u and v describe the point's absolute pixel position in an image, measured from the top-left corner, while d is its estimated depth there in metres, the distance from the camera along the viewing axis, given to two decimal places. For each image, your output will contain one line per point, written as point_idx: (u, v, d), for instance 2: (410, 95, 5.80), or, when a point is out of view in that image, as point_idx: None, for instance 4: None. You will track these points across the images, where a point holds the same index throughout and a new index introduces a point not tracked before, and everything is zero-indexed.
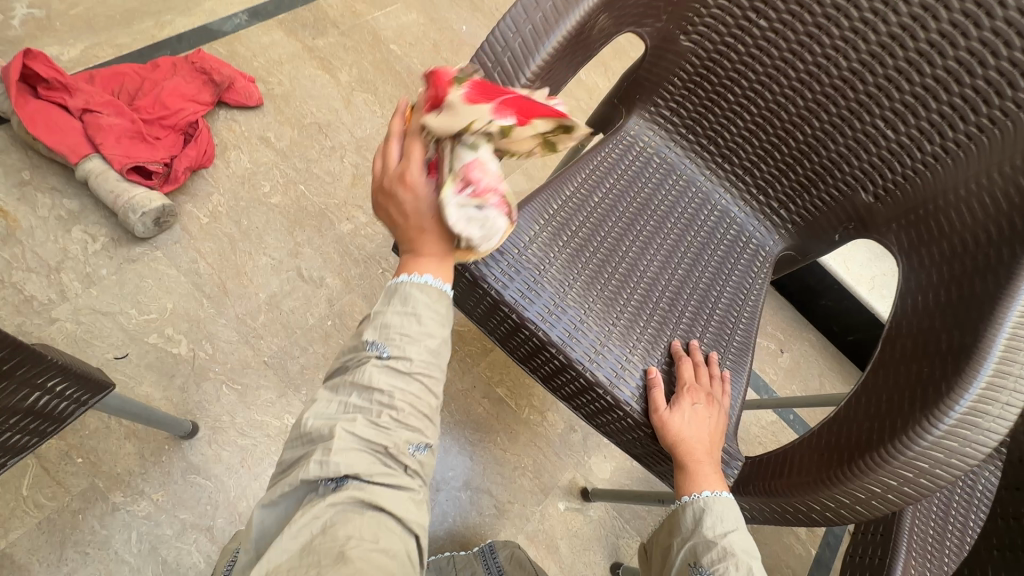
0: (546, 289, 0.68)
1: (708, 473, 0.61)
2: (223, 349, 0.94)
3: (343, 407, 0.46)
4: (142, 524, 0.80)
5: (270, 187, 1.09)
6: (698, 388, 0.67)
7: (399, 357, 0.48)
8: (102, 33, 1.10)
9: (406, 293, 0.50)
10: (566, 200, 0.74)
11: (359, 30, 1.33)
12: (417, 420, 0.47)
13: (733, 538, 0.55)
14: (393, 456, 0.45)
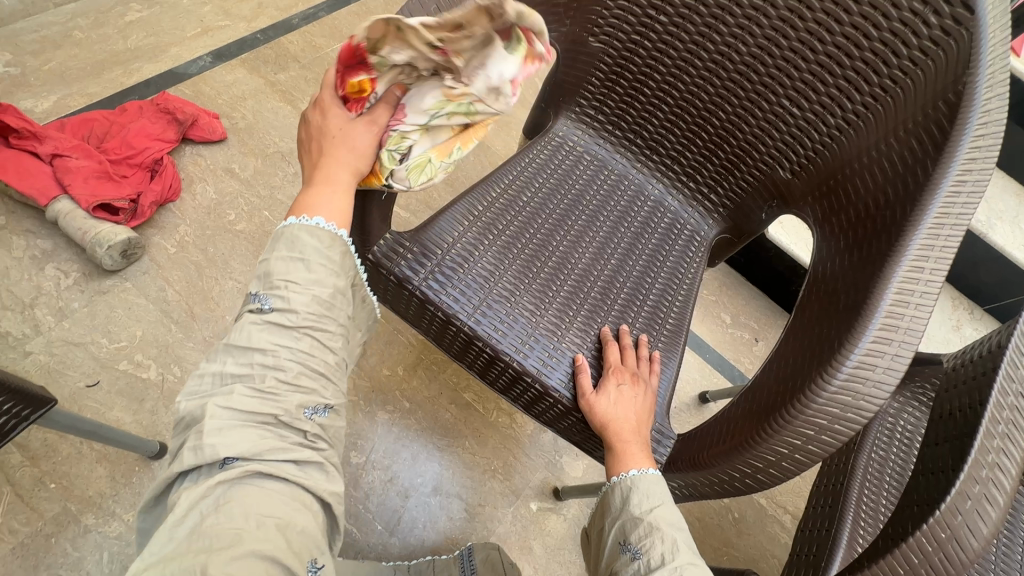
0: (473, 284, 0.71)
1: (633, 450, 0.63)
2: (191, 371, 0.98)
3: (218, 379, 0.46)
4: (112, 544, 0.83)
5: (235, 215, 1.14)
6: (624, 371, 0.69)
7: (282, 309, 0.48)
8: (74, 84, 1.18)
9: (291, 242, 0.51)
10: (493, 201, 0.77)
11: (319, 62, 1.40)
12: (309, 380, 0.48)
13: (659, 512, 0.57)
14: (285, 423, 0.46)
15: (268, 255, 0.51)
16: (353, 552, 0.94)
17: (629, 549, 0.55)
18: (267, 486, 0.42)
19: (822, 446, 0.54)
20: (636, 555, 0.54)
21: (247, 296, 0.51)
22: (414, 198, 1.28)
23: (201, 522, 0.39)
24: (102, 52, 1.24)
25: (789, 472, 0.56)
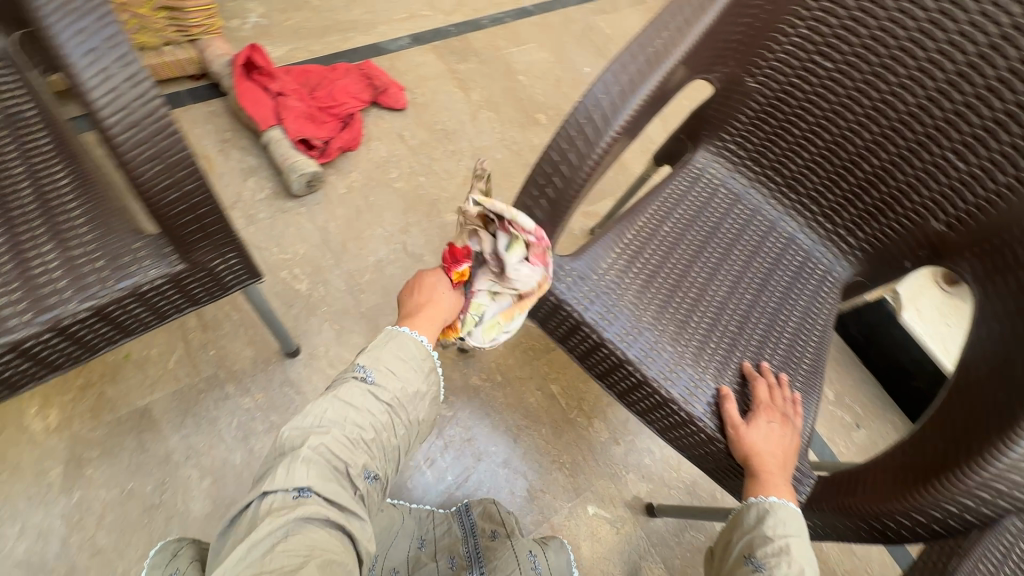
0: (625, 309, 0.72)
1: (778, 484, 0.64)
2: (333, 293, 1.13)
3: (318, 421, 0.59)
4: (242, 414, 0.98)
5: (397, 174, 1.30)
6: (772, 407, 0.69)
7: (379, 386, 0.63)
8: (302, 40, 1.41)
9: (396, 342, 0.67)
10: (638, 230, 0.80)
11: (495, 61, 1.56)
12: (376, 450, 0.61)
13: (793, 542, 0.59)
14: (351, 478, 0.57)
15: (379, 343, 0.66)
16: (418, 492, 1.02)
17: (752, 562, 0.58)
18: (325, 530, 0.51)
19: (993, 511, 0.55)
20: (760, 567, 0.57)
21: (351, 368, 0.65)
22: None
23: (274, 546, 0.48)
24: (329, 19, 1.48)
25: (952, 529, 0.58)
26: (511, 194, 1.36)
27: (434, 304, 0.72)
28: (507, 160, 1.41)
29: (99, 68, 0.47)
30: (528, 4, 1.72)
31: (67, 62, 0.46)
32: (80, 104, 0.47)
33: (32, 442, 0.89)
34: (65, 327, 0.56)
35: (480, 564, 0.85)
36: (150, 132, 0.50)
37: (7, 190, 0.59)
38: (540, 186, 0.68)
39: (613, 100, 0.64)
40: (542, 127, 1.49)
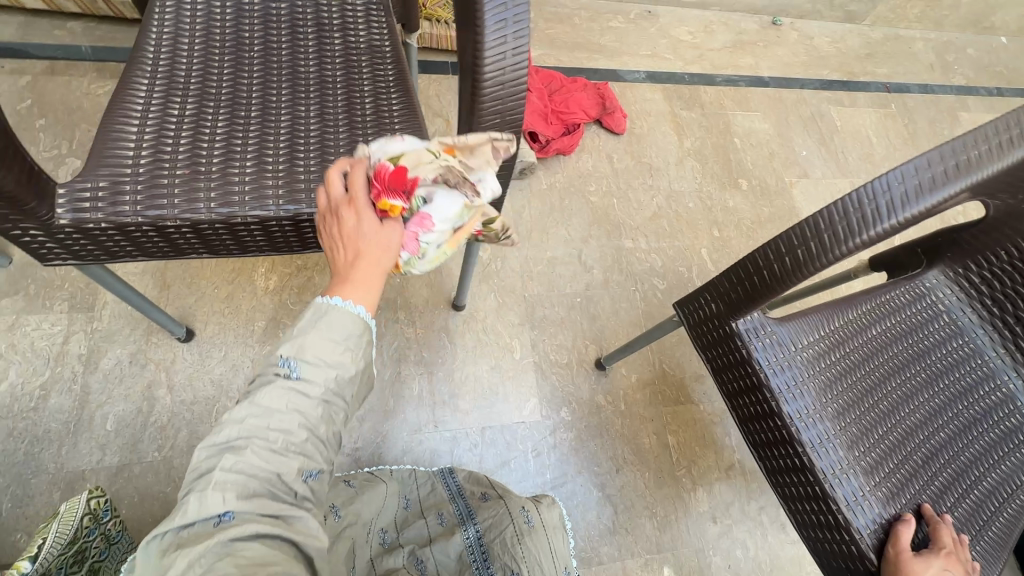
0: (811, 391, 0.71)
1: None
2: (506, 270, 1.23)
3: (233, 433, 0.46)
4: (402, 341, 1.11)
5: (595, 188, 1.38)
6: (956, 558, 0.64)
7: (309, 377, 0.49)
8: (555, 50, 1.56)
9: (326, 320, 0.50)
10: (846, 321, 0.77)
11: (717, 118, 1.59)
12: (314, 444, 0.48)
13: None
14: (287, 482, 0.46)
15: (300, 330, 0.50)
16: (517, 476, 1.05)
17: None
18: (266, 547, 0.42)
19: None
20: None
21: (272, 359, 0.49)
22: (725, 260, 1.38)
23: None
24: (582, 38, 1.61)
25: None
26: (690, 243, 1.38)
27: (381, 246, 0.52)
28: (698, 211, 1.42)
29: (496, 34, 0.54)
30: (766, 74, 1.72)
31: (478, 24, 0.54)
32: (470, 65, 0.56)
33: (252, 294, 1.08)
34: None
35: (473, 520, 0.72)
36: (504, 96, 0.57)
37: (360, 101, 0.74)
38: (791, 244, 0.63)
39: (906, 192, 0.57)
40: (741, 192, 1.49)
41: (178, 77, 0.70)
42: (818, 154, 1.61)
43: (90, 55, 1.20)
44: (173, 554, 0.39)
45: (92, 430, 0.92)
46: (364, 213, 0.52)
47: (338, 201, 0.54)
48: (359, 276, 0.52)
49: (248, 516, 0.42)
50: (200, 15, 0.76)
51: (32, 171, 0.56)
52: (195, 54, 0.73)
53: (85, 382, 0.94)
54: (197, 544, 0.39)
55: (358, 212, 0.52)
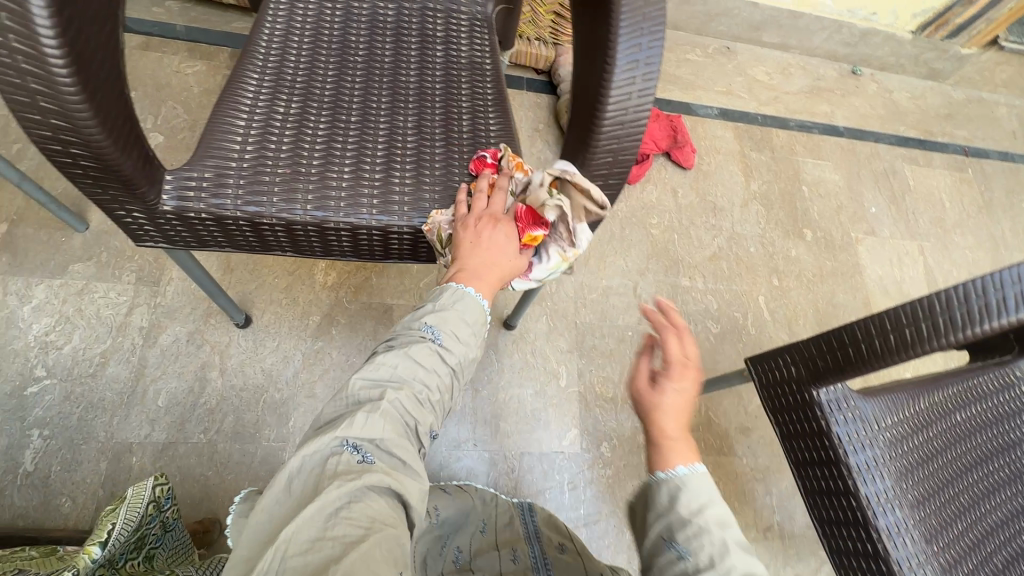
0: (890, 474, 0.67)
1: (669, 439, 0.51)
2: (560, 295, 1.21)
3: (387, 375, 0.52)
4: None
5: (656, 222, 1.35)
6: (692, 368, 0.55)
7: (446, 347, 0.55)
8: None
9: (461, 304, 0.57)
10: (932, 403, 0.73)
11: (787, 163, 1.55)
12: (438, 412, 0.54)
13: (711, 514, 0.46)
14: (417, 437, 0.50)
15: (442, 305, 0.57)
16: (551, 508, 1.03)
17: (674, 549, 0.45)
18: (392, 500, 0.44)
19: None
20: (682, 555, 0.44)
21: (417, 323, 0.56)
22: (781, 311, 1.34)
23: (338, 508, 0.40)
24: None
25: None
26: (748, 288, 1.34)
27: (503, 262, 0.60)
28: (759, 256, 1.39)
29: (625, 76, 0.54)
30: (841, 124, 1.68)
31: (609, 64, 0.54)
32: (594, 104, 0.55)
33: (310, 287, 1.08)
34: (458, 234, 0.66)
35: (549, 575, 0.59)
36: (621, 137, 0.57)
37: (457, 117, 0.74)
38: (898, 321, 0.60)
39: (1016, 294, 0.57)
40: (804, 242, 1.44)
41: (285, 75, 0.71)
42: (887, 212, 1.56)
43: (183, 34, 1.23)
44: (327, 474, 0.43)
45: (144, 404, 0.93)
46: (502, 226, 0.60)
47: (485, 206, 0.62)
48: (476, 274, 0.58)
49: (385, 463, 0.46)
50: (311, 15, 0.77)
51: (146, 155, 0.57)
52: (304, 53, 0.74)
53: (142, 355, 0.96)
54: (349, 472, 0.43)
55: (500, 224, 0.60)
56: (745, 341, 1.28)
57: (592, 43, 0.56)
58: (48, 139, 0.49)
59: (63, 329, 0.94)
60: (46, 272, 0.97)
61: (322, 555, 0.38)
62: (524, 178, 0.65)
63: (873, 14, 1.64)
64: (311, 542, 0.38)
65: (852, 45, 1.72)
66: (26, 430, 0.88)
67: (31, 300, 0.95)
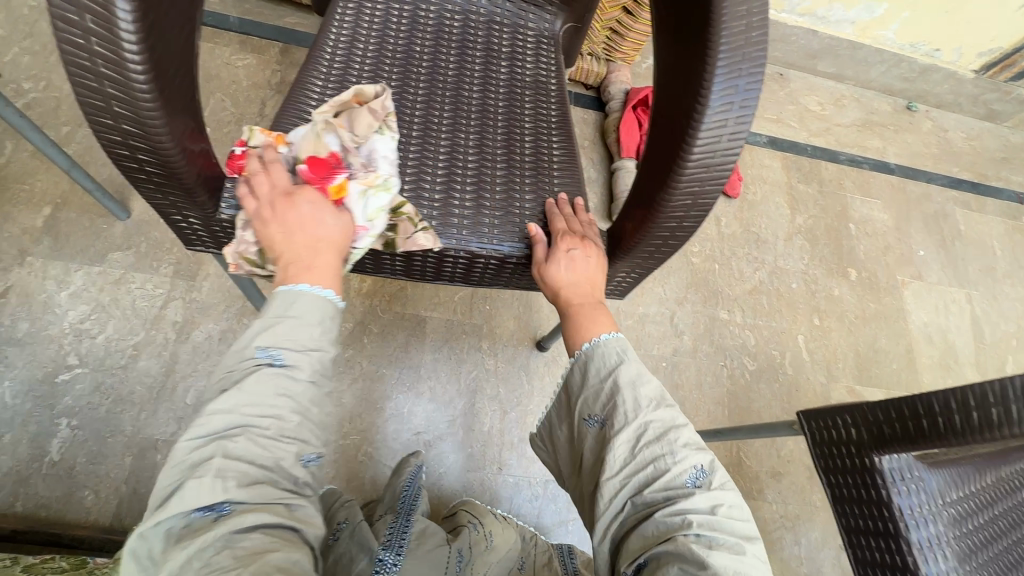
0: (954, 556, 0.62)
1: (584, 313, 0.60)
2: None
3: (228, 422, 0.42)
4: (482, 371, 1.07)
5: (697, 250, 1.32)
6: (573, 233, 0.65)
7: (291, 367, 0.46)
8: None
9: (296, 306, 0.49)
10: (999, 480, 0.69)
11: (834, 198, 1.50)
12: (307, 428, 0.46)
13: (619, 374, 0.55)
14: (286, 466, 0.43)
15: (273, 317, 0.48)
16: (575, 540, 1.00)
17: (596, 420, 0.55)
18: (276, 533, 0.39)
19: None
20: (599, 423, 0.54)
21: (247, 351, 0.46)
22: (820, 352, 1.29)
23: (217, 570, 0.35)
24: None
25: None
26: (788, 326, 1.30)
27: (328, 238, 0.53)
28: (800, 293, 1.34)
29: (718, 118, 0.51)
30: (892, 161, 1.62)
31: (702, 104, 0.51)
32: (680, 144, 0.52)
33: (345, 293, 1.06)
34: (509, 263, 0.67)
35: None
36: (705, 181, 0.54)
37: (520, 138, 0.72)
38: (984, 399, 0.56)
39: None
40: (848, 282, 1.40)
41: (348, 86, 0.69)
42: (935, 256, 1.51)
43: (235, 26, 1.22)
44: (180, 546, 0.37)
45: (173, 401, 0.92)
46: (303, 198, 0.54)
47: (272, 183, 0.55)
48: (307, 269, 0.51)
49: (252, 505, 0.40)
50: (377, 22, 0.75)
51: (209, 163, 0.55)
52: (367, 63, 0.72)
53: (174, 350, 0.95)
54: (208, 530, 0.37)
55: (299, 199, 0.54)
56: (781, 381, 1.23)
57: (685, 78, 0.53)
58: (117, 143, 0.47)
59: (98, 318, 0.94)
60: (86, 259, 0.97)
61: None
62: (287, 147, 0.57)
63: (935, 50, 1.58)
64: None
65: (910, 80, 1.66)
66: (54, 418, 0.87)
67: (68, 286, 0.94)
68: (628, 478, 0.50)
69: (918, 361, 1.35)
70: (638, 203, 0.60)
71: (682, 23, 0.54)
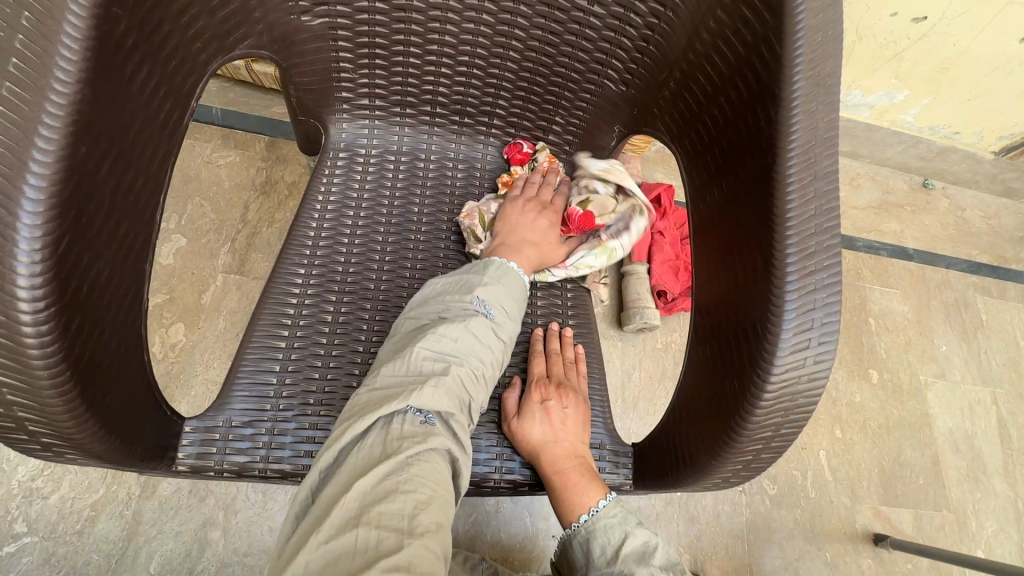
0: None
1: (575, 480, 0.52)
2: None
3: (451, 348, 0.48)
4: (481, 513, 0.98)
5: None
6: (545, 381, 0.57)
7: (496, 324, 0.52)
8: None
9: (505, 279, 0.56)
10: None
11: (853, 290, 1.43)
12: (490, 381, 0.51)
13: (627, 552, 0.48)
14: (473, 408, 0.48)
15: (486, 279, 0.54)
16: None
17: None
18: (447, 463, 0.43)
19: None
20: None
21: (466, 297, 0.52)
22: (843, 469, 1.22)
23: (401, 470, 0.39)
24: None
25: None
26: (809, 441, 1.22)
27: (538, 244, 0.63)
28: (820, 402, 1.26)
29: (785, 379, 0.43)
30: (911, 245, 1.55)
31: (767, 361, 0.43)
32: (742, 398, 0.44)
33: None
34: (521, 488, 0.57)
35: None
36: (764, 446, 0.45)
37: (531, 320, 0.63)
38: None
39: None
40: (869, 385, 1.32)
41: (336, 266, 0.60)
42: (959, 351, 1.43)
43: (217, 119, 1.12)
44: (395, 442, 0.41)
45: (134, 570, 0.82)
46: (544, 218, 0.65)
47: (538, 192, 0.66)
48: (513, 250, 0.60)
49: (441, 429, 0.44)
50: (370, 180, 0.65)
51: (161, 410, 0.46)
52: (357, 235, 0.62)
53: (137, 509, 0.84)
54: (413, 438, 0.41)
55: (541, 214, 0.65)
56: (802, 506, 1.16)
57: (747, 315, 0.45)
58: (39, 451, 0.37)
59: (52, 474, 0.83)
60: None
61: (394, 507, 0.36)
62: (557, 176, 0.68)
63: (955, 132, 1.51)
64: (380, 496, 0.37)
65: (927, 159, 1.59)
66: None
67: None
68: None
69: (945, 473, 1.28)
70: (678, 440, 0.51)
71: (742, 250, 0.47)
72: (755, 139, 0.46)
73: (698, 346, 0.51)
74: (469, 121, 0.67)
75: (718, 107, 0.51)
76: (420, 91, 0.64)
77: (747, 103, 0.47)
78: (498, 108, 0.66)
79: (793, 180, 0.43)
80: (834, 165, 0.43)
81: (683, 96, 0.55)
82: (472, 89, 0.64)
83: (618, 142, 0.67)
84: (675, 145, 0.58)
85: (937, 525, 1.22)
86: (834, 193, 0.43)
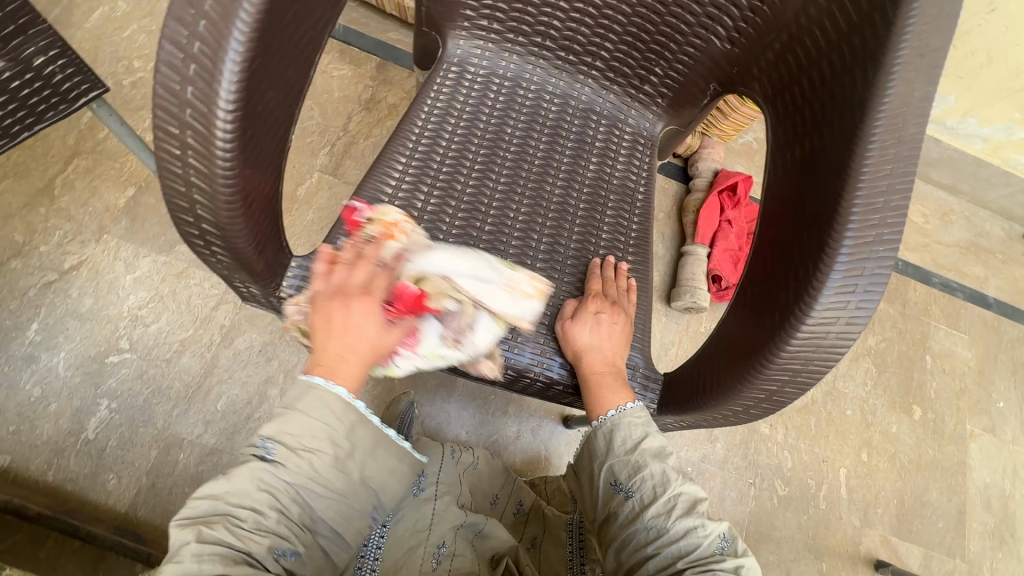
0: None
1: (608, 383, 0.58)
2: None
3: (213, 509, 0.42)
4: (502, 434, 1.06)
5: None
6: (600, 298, 0.63)
7: (279, 460, 0.45)
8: None
9: (308, 400, 0.48)
10: None
11: (916, 324, 1.38)
12: (287, 523, 0.44)
13: (646, 447, 0.53)
14: (260, 560, 0.42)
15: (285, 408, 0.47)
16: None
17: (622, 490, 0.52)
18: None
19: None
20: (628, 493, 0.51)
21: (250, 442, 0.46)
22: (860, 491, 1.21)
23: None
24: None
25: None
26: (831, 456, 1.22)
27: (373, 351, 0.51)
28: (853, 422, 1.25)
29: (824, 319, 0.47)
30: (992, 294, 1.47)
31: (810, 300, 0.47)
32: (780, 327, 0.48)
33: None
34: (556, 387, 0.64)
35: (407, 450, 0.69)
36: (789, 379, 0.49)
37: (593, 248, 0.68)
38: None
39: None
40: (909, 420, 1.29)
41: (433, 163, 0.67)
42: (1016, 411, 1.36)
43: (338, 33, 1.22)
44: None
45: (204, 403, 0.95)
46: (358, 303, 0.50)
47: (350, 276, 0.52)
48: (337, 368, 0.49)
49: None
50: (474, 96, 0.71)
51: (279, 243, 0.54)
52: (455, 141, 0.69)
53: (216, 354, 0.97)
54: None
55: (355, 302, 0.50)
56: (810, 514, 1.17)
57: (803, 261, 0.49)
58: (196, 235, 0.46)
59: (154, 307, 0.97)
60: (155, 247, 1.01)
61: None
62: (397, 244, 0.56)
63: None
64: None
65: None
66: (96, 397, 0.92)
67: (134, 270, 0.99)
68: (661, 549, 0.47)
69: (968, 524, 1.24)
70: (707, 369, 0.56)
71: (809, 204, 0.50)
72: (847, 102, 0.49)
73: (743, 289, 0.56)
74: (574, 59, 0.72)
75: (818, 71, 0.53)
76: (535, 22, 0.69)
77: (848, 68, 0.50)
78: (602, 50, 0.70)
79: (875, 139, 0.46)
80: (919, 134, 0.46)
81: (786, 59, 0.57)
82: (584, 26, 0.68)
83: (711, 101, 0.70)
84: (768, 107, 0.61)
85: (946, 571, 1.20)
86: (912, 159, 0.46)
